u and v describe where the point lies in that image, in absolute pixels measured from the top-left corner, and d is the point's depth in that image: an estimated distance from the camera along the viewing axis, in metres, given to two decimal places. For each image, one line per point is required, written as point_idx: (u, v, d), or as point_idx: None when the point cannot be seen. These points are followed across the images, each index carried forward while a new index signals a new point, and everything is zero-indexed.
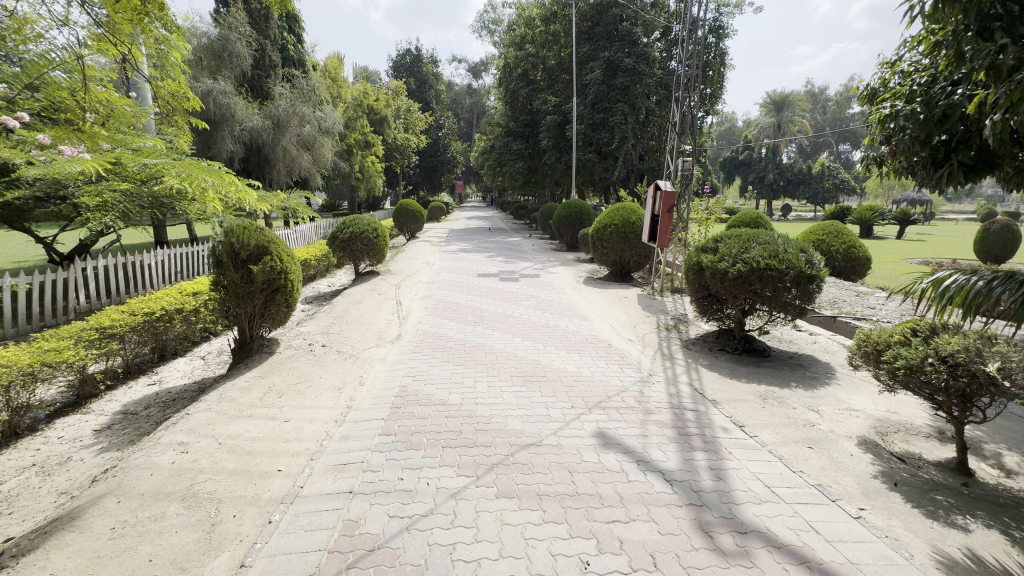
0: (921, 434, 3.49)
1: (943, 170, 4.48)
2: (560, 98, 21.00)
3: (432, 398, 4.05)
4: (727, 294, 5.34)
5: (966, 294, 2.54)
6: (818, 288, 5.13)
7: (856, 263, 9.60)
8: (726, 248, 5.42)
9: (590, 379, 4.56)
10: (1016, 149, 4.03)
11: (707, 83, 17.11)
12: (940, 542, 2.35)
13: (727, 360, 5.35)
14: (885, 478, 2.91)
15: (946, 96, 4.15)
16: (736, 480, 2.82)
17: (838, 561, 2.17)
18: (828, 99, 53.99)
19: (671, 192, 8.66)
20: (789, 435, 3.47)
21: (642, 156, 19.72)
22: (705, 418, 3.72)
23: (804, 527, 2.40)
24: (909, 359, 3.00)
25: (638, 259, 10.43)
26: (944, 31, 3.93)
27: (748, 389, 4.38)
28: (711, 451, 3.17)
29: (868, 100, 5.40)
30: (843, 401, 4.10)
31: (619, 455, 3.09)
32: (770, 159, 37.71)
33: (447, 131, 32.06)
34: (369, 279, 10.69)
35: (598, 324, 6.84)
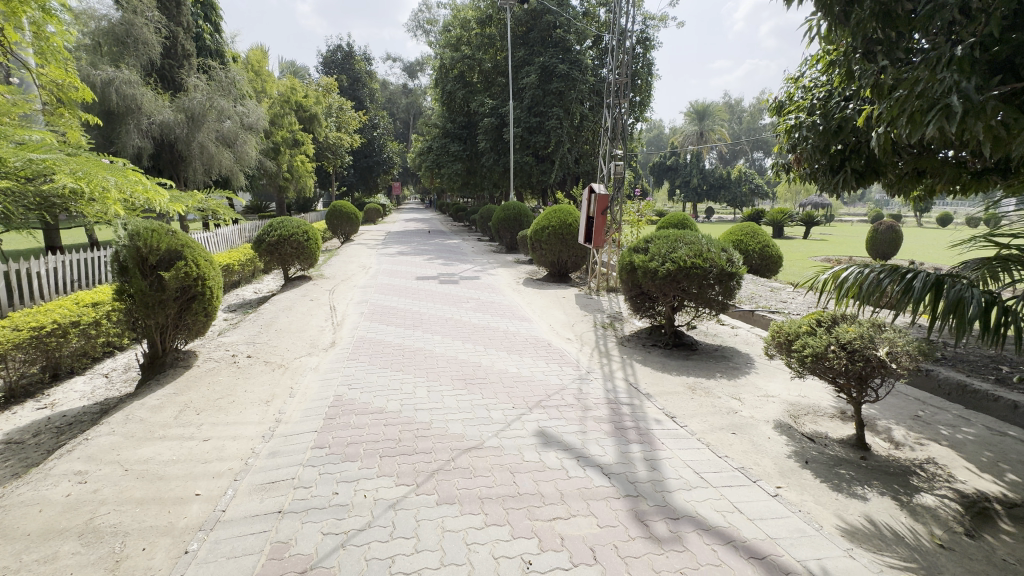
0: (826, 415, 3.85)
1: (839, 176, 5.00)
2: (497, 101, 21.11)
3: (368, 406, 3.90)
4: (658, 292, 5.62)
5: (860, 285, 2.84)
6: (737, 284, 5.53)
7: (769, 261, 10.47)
8: (655, 248, 5.71)
9: (530, 378, 4.61)
10: (896, 159, 4.60)
11: (637, 91, 17.97)
12: (844, 512, 2.60)
13: (659, 354, 5.62)
14: (798, 457, 3.18)
15: (840, 110, 4.65)
16: (669, 469, 2.96)
17: (759, 538, 2.33)
18: (743, 110, 58.56)
19: (605, 195, 8.97)
20: (715, 423, 3.70)
21: (577, 159, 20.33)
22: (639, 411, 3.88)
23: (730, 509, 2.56)
24: (815, 347, 3.30)
25: (575, 260, 10.71)
26: (838, 51, 4.43)
27: (678, 381, 4.63)
28: (646, 442, 3.30)
29: (776, 111, 5.92)
30: (761, 388, 4.45)
31: (559, 453, 3.14)
32: (694, 164, 40.23)
33: (382, 131, 31.21)
34: (300, 284, 10.14)
35: (537, 325, 6.94)
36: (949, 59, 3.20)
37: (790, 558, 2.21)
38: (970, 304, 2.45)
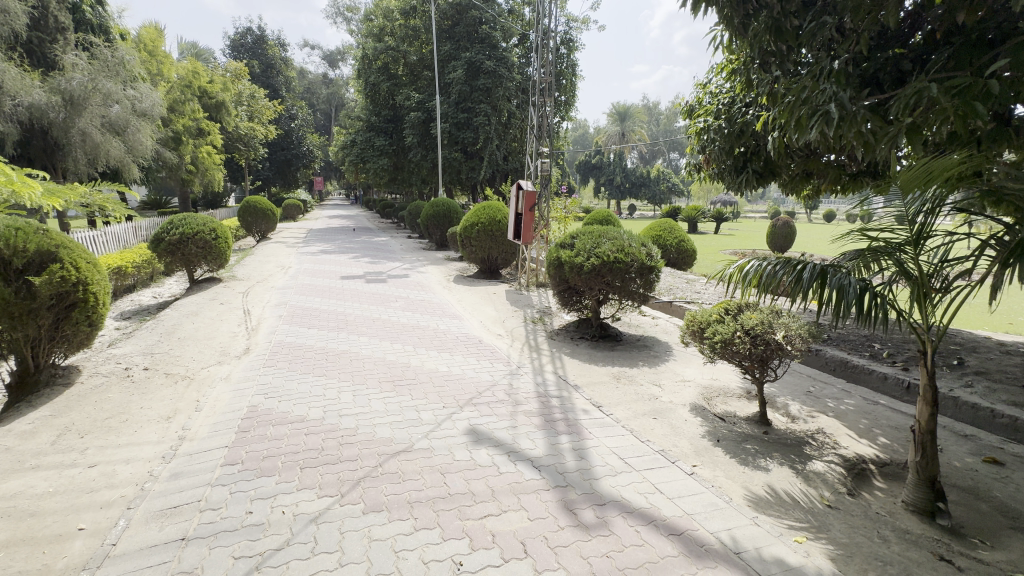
0: (735, 396, 4.19)
1: (743, 177, 5.46)
2: (423, 95, 20.65)
3: (287, 416, 3.66)
4: (584, 286, 5.80)
5: (760, 276, 3.11)
6: (657, 277, 5.85)
7: (685, 255, 11.21)
8: (581, 244, 5.89)
9: (461, 376, 4.57)
10: (789, 160, 5.11)
11: (562, 91, 18.37)
12: (750, 483, 2.84)
13: (586, 346, 5.81)
14: (711, 436, 3.43)
15: (741, 115, 5.08)
16: (596, 457, 3.06)
17: (678, 515, 2.48)
18: (660, 113, 62.13)
19: (532, 192, 9.09)
20: (638, 409, 3.89)
21: (506, 156, 20.44)
22: (568, 402, 3.99)
23: (652, 490, 2.70)
24: (723, 334, 3.57)
25: (505, 256, 10.78)
26: (739, 61, 4.83)
27: (604, 371, 4.82)
28: (574, 433, 3.39)
29: (688, 114, 6.34)
30: (679, 374, 4.76)
31: (490, 449, 3.14)
32: (617, 163, 42.05)
33: (300, 122, 29.40)
34: (209, 286, 9.29)
35: (469, 322, 6.90)
36: (828, 73, 3.61)
37: (705, 530, 2.37)
38: (846, 291, 2.77)
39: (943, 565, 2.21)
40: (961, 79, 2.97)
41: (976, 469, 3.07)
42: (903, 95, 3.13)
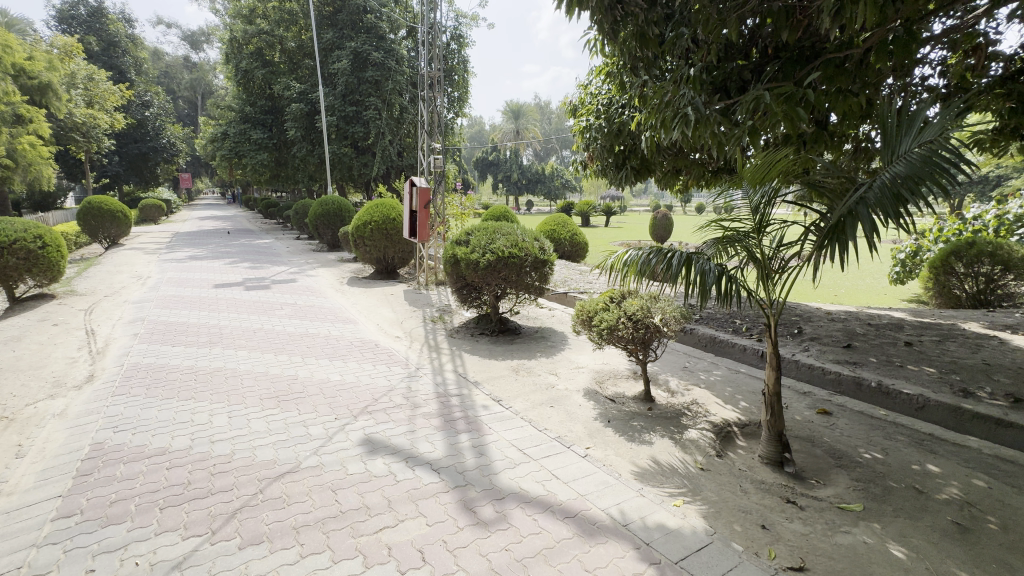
0: (623, 377, 4.51)
1: (622, 173, 5.85)
2: (304, 85, 19.14)
3: (144, 450, 3.15)
4: (482, 282, 5.82)
5: (636, 265, 3.33)
6: (550, 270, 6.07)
7: (578, 247, 11.81)
8: (476, 240, 5.89)
9: (355, 385, 4.31)
10: (661, 158, 5.60)
11: (454, 86, 18.20)
12: (636, 458, 3.06)
13: (486, 342, 5.85)
14: (602, 418, 3.64)
15: (619, 116, 5.47)
16: (495, 451, 3.08)
17: (573, 498, 2.58)
18: (551, 112, 64.64)
19: (427, 188, 8.89)
20: (536, 399, 4.00)
21: (400, 153, 19.79)
22: (468, 400, 3.97)
23: (549, 477, 2.79)
24: (609, 321, 3.80)
25: (402, 255, 10.44)
26: (614, 65, 5.18)
27: (504, 365, 4.89)
28: (474, 430, 3.38)
29: (572, 113, 6.69)
30: (574, 361, 4.99)
31: (387, 458, 3.00)
32: (513, 160, 42.86)
33: (157, 111, 25.63)
34: (37, 305, 7.70)
35: (364, 325, 6.57)
36: (686, 79, 4.00)
37: (597, 508, 2.50)
38: (707, 276, 3.10)
39: (789, 507, 2.58)
40: (786, 89, 3.49)
41: (812, 420, 3.64)
42: (746, 101, 3.60)
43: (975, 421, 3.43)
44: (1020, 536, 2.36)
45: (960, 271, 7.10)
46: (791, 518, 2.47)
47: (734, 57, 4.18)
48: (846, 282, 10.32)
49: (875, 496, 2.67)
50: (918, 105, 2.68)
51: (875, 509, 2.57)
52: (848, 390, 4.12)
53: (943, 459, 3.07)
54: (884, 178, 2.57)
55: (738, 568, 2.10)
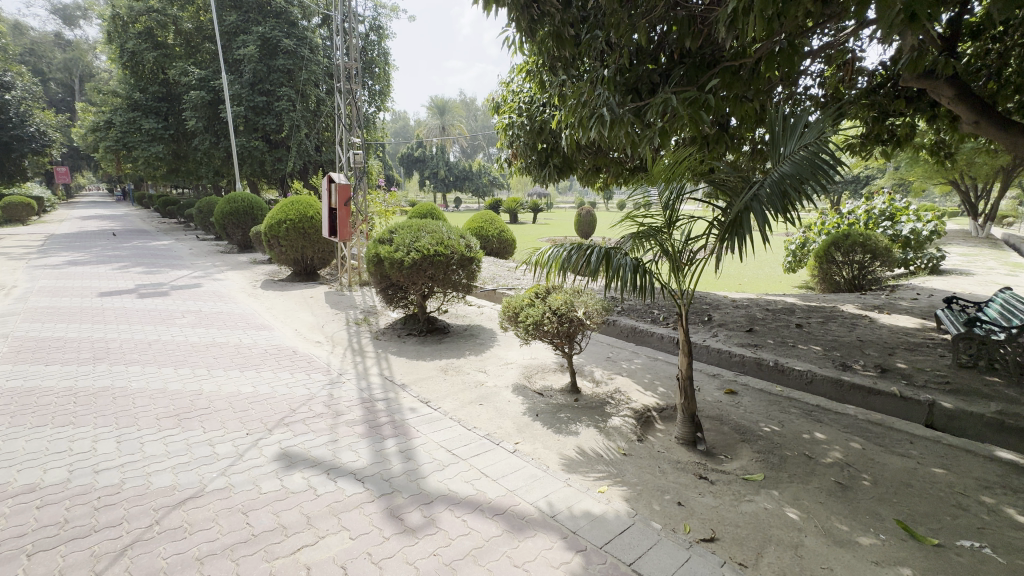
0: (551, 370, 4.61)
1: (546, 171, 5.97)
2: (205, 71, 17.46)
3: (6, 489, 2.70)
4: (407, 282, 5.67)
5: (558, 261, 3.40)
6: (477, 267, 6.04)
7: (505, 244, 11.91)
8: (399, 238, 5.72)
9: (270, 396, 4.00)
10: (582, 157, 5.79)
11: (376, 79, 17.49)
12: (564, 449, 3.13)
13: (414, 342, 5.71)
14: (531, 412, 3.69)
15: (540, 114, 5.55)
16: (422, 455, 3.00)
17: (502, 495, 2.59)
18: (477, 109, 64.47)
19: (345, 185, 8.58)
20: (465, 398, 3.97)
21: (319, 147, 18.73)
22: (394, 403, 3.84)
23: (478, 476, 2.77)
24: (534, 316, 3.86)
25: (321, 256, 9.89)
26: (534, 63, 5.26)
27: (432, 365, 4.80)
28: (401, 434, 3.28)
29: (496, 110, 6.72)
30: (503, 357, 5.02)
31: (305, 471, 2.82)
32: (440, 156, 42.11)
33: (20, 94, 22.10)
34: None
35: (280, 331, 6.13)
36: (602, 80, 4.14)
37: (526, 503, 2.52)
38: (625, 269, 3.22)
39: (702, 483, 2.77)
40: (690, 92, 3.73)
41: (721, 400, 3.94)
42: (655, 103, 3.80)
43: (852, 391, 3.91)
44: (887, 488, 2.72)
45: (839, 260, 8.06)
46: (703, 493, 2.66)
47: (645, 61, 4.40)
48: (748, 272, 11.36)
49: (774, 466, 2.95)
50: (799, 111, 2.98)
51: (773, 477, 2.83)
52: (751, 369, 4.53)
53: (828, 427, 3.46)
54: (774, 177, 2.83)
55: (657, 545, 2.22)
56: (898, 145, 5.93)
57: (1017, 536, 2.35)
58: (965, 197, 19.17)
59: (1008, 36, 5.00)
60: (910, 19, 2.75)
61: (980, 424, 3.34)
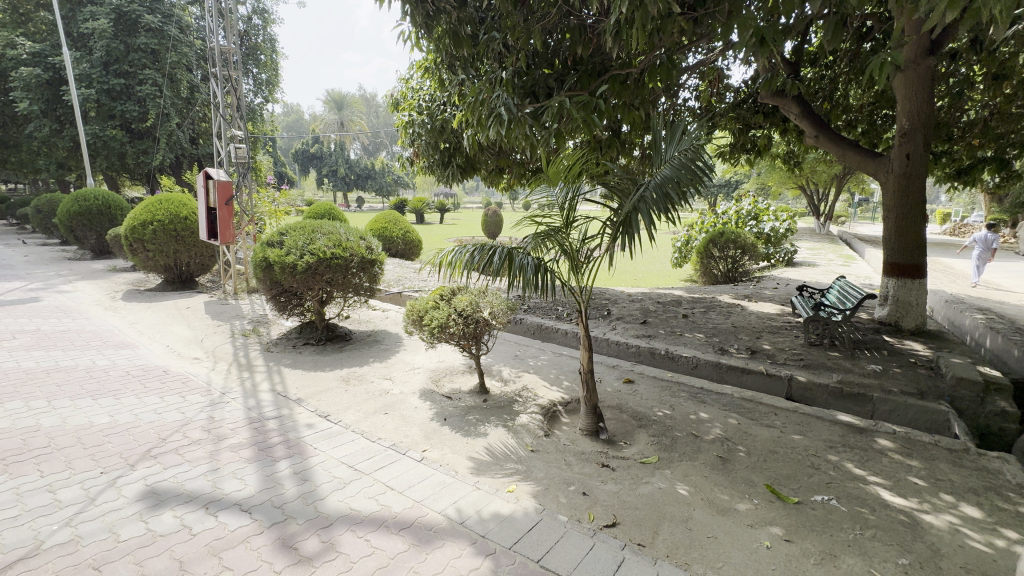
0: (459, 372, 4.55)
1: (449, 171, 5.90)
2: (40, 44, 14.64)
3: None
4: (301, 287, 5.24)
5: (461, 261, 3.34)
6: (380, 270, 5.79)
7: (411, 245, 11.61)
8: (291, 240, 5.26)
9: (133, 425, 3.44)
10: (485, 156, 5.80)
11: (261, 68, 15.96)
12: (473, 452, 3.10)
13: (312, 352, 5.31)
14: (439, 417, 3.60)
15: (441, 113, 5.44)
16: (321, 474, 2.78)
17: (409, 507, 2.48)
18: (378, 105, 62.06)
19: (228, 183, 7.68)
20: (368, 408, 3.76)
21: (194, 140, 16.68)
22: (287, 421, 3.52)
23: (382, 490, 2.63)
24: (439, 319, 3.78)
25: (199, 260, 8.82)
26: (433, 60, 5.16)
27: (332, 376, 4.49)
28: (295, 454, 3.01)
29: (395, 107, 6.49)
30: (409, 362, 4.86)
31: (179, 509, 2.47)
32: (340, 153, 39.75)
33: None
34: None
35: (147, 349, 5.34)
36: (500, 82, 4.16)
37: (433, 512, 2.44)
38: (526, 269, 3.26)
39: (604, 471, 2.91)
40: (582, 96, 3.90)
41: (620, 389, 4.19)
42: (551, 106, 3.91)
43: (729, 372, 4.37)
44: (758, 456, 3.08)
45: (716, 255, 9.01)
46: (606, 480, 2.79)
47: (541, 65, 4.51)
48: (641, 268, 12.29)
49: (667, 447, 3.20)
50: (677, 119, 3.24)
51: (666, 458, 3.06)
52: (645, 358, 4.88)
53: (710, 407, 3.83)
54: (658, 180, 3.04)
55: (564, 538, 2.28)
56: (759, 153, 6.78)
57: (855, 486, 2.78)
58: (810, 200, 22.58)
59: (837, 65, 5.94)
60: (762, 42, 3.11)
61: (826, 394, 3.92)
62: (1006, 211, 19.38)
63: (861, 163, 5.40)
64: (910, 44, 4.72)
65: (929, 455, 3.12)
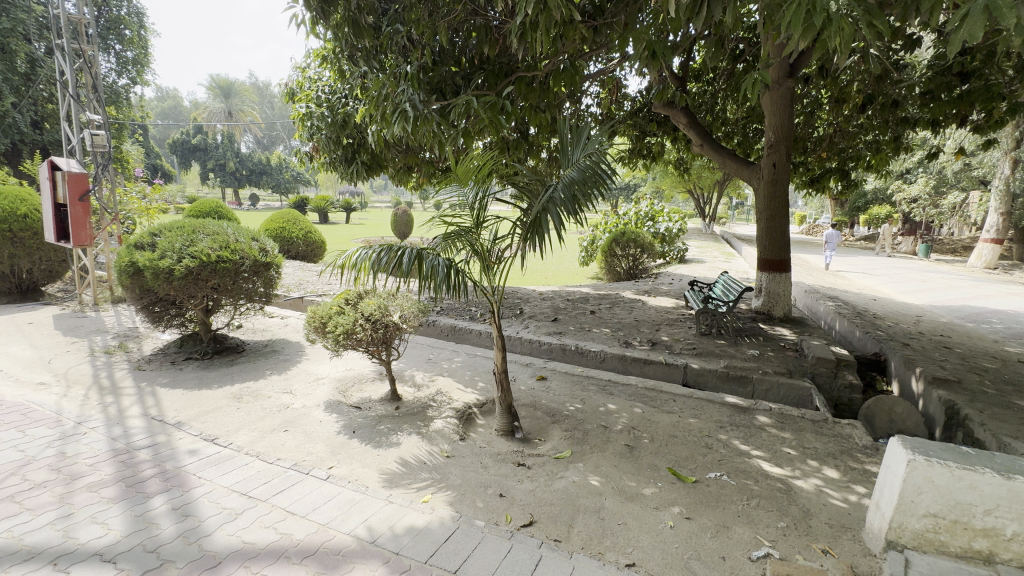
0: (369, 380, 4.32)
1: (353, 167, 5.59)
2: None
3: None
4: (180, 295, 4.63)
5: (367, 263, 3.16)
6: (276, 273, 5.32)
7: (313, 247, 10.87)
8: (166, 242, 4.61)
9: None
10: (391, 153, 5.57)
11: (126, 44, 13.83)
12: (384, 464, 2.95)
13: (196, 368, 4.71)
14: (346, 430, 3.38)
15: (342, 107, 5.11)
16: (207, 506, 2.47)
17: (313, 532, 2.28)
18: (272, 96, 57.26)
19: (84, 175, 6.65)
20: (265, 427, 3.42)
21: (35, 123, 14.00)
22: (164, 449, 3.08)
23: (282, 516, 2.39)
24: (344, 324, 3.54)
25: (47, 265, 7.47)
26: (332, 50, 4.84)
27: (221, 394, 4.01)
28: (175, 487, 2.64)
29: (290, 97, 6.01)
30: (312, 373, 4.51)
31: (15, 570, 2.03)
32: (228, 146, 35.82)
33: None
34: None
35: None
36: (405, 76, 4.01)
37: (342, 534, 2.27)
38: (437, 270, 3.17)
39: (520, 470, 2.92)
40: (489, 96, 3.88)
41: (533, 387, 4.26)
42: (458, 104, 3.87)
43: (633, 363, 4.65)
44: (660, 442, 3.30)
45: (619, 254, 9.57)
46: (522, 479, 2.81)
47: (448, 63, 4.43)
48: (551, 267, 12.69)
49: (579, 440, 3.30)
50: (581, 124, 3.35)
51: (578, 451, 3.16)
52: (558, 355, 5.01)
53: (617, 398, 4.04)
54: (565, 181, 3.12)
55: (481, 543, 2.24)
56: (654, 159, 7.31)
57: (741, 461, 3.09)
58: (697, 203, 24.98)
59: (716, 82, 6.60)
60: (654, 56, 3.32)
61: (716, 378, 4.32)
62: (847, 215, 22.98)
63: (737, 170, 6.03)
64: (775, 67, 5.37)
65: (798, 427, 3.56)
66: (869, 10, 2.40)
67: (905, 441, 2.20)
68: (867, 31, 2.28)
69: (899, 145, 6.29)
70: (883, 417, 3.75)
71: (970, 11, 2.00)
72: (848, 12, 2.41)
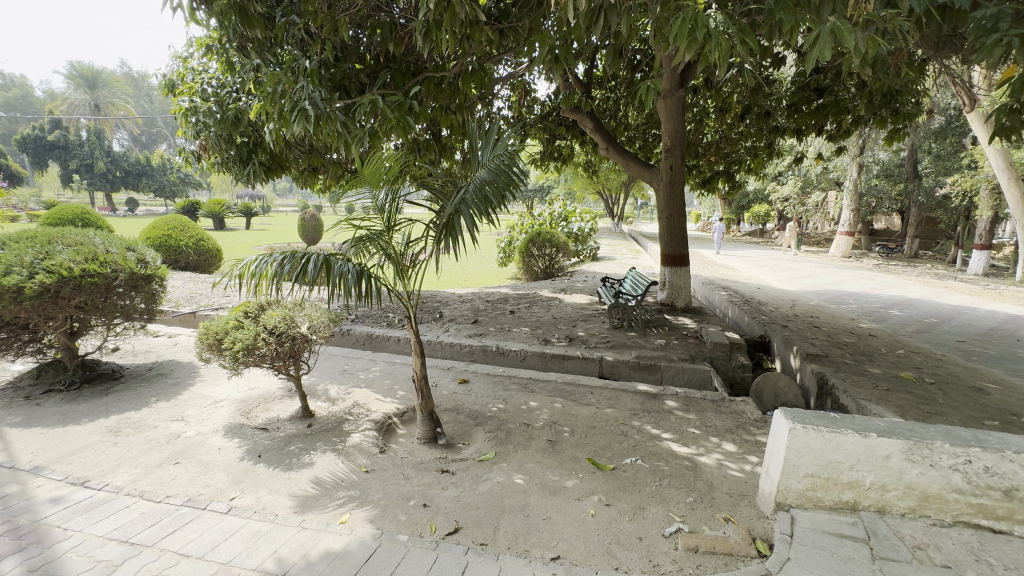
0: (276, 399, 3.99)
1: (250, 169, 5.13)
2: None
3: None
4: (33, 316, 3.94)
5: (269, 272, 2.92)
6: (160, 287, 4.73)
7: (206, 256, 9.83)
8: (11, 255, 3.89)
9: None
10: (293, 153, 5.20)
11: None
12: (295, 487, 2.74)
13: (59, 401, 4.03)
14: (251, 455, 3.09)
15: (233, 102, 4.69)
16: (76, 562, 2.12)
17: (211, 573, 2.05)
18: (150, 88, 51.05)
19: None
20: (151, 461, 3.02)
21: None
22: (16, 501, 2.59)
23: (173, 561, 2.12)
24: (244, 340, 3.22)
25: None
26: (219, 39, 4.41)
27: (93, 429, 3.47)
28: (33, 544, 2.23)
29: (170, 90, 5.38)
30: (208, 396, 4.06)
31: None
32: (95, 143, 31.23)
33: None
34: None
35: None
36: (304, 72, 3.77)
37: (246, 571, 2.06)
38: (348, 277, 2.99)
39: (444, 477, 2.86)
40: (396, 96, 3.77)
41: (455, 391, 4.20)
42: (363, 103, 3.70)
43: (553, 359, 4.77)
44: (580, 434, 3.41)
45: (535, 254, 9.79)
46: (446, 486, 2.76)
47: (351, 59, 4.24)
48: (469, 269, 12.67)
49: (502, 440, 3.31)
50: (491, 125, 3.36)
51: (502, 451, 3.17)
52: (479, 357, 5.00)
53: (538, 394, 4.12)
54: (476, 182, 3.12)
55: (405, 558, 2.16)
56: (563, 161, 7.58)
57: (653, 444, 3.29)
58: (606, 204, 26.43)
59: (617, 89, 7.01)
60: (558, 60, 3.41)
61: (628, 368, 4.57)
62: (734, 213, 25.66)
63: (640, 172, 6.43)
64: (667, 77, 5.80)
65: (700, 407, 3.88)
66: (742, 30, 2.66)
67: (787, 412, 2.48)
68: (740, 48, 2.53)
69: (772, 150, 7.10)
70: (770, 392, 4.21)
71: (820, 34, 2.30)
72: (724, 31, 2.66)
